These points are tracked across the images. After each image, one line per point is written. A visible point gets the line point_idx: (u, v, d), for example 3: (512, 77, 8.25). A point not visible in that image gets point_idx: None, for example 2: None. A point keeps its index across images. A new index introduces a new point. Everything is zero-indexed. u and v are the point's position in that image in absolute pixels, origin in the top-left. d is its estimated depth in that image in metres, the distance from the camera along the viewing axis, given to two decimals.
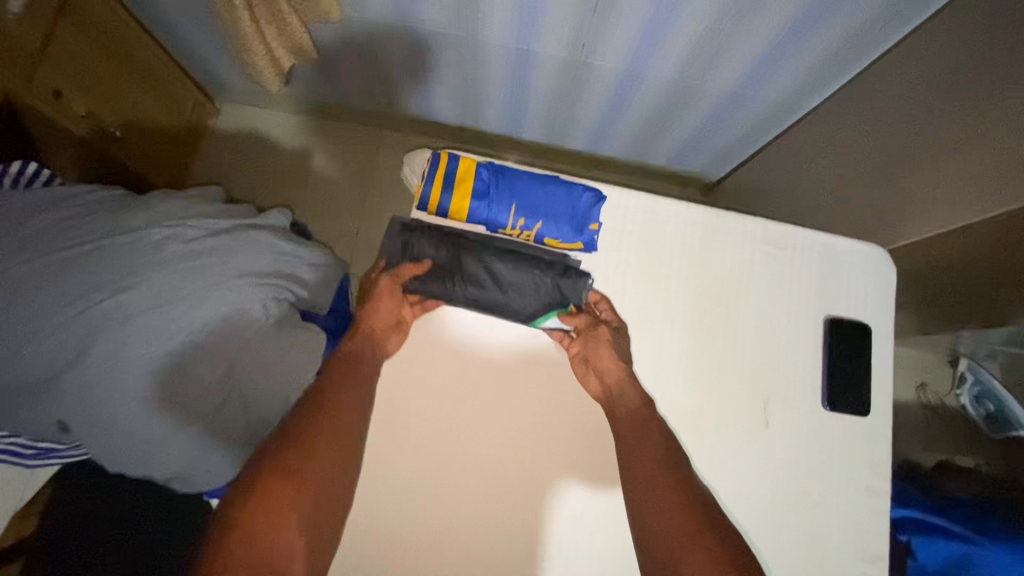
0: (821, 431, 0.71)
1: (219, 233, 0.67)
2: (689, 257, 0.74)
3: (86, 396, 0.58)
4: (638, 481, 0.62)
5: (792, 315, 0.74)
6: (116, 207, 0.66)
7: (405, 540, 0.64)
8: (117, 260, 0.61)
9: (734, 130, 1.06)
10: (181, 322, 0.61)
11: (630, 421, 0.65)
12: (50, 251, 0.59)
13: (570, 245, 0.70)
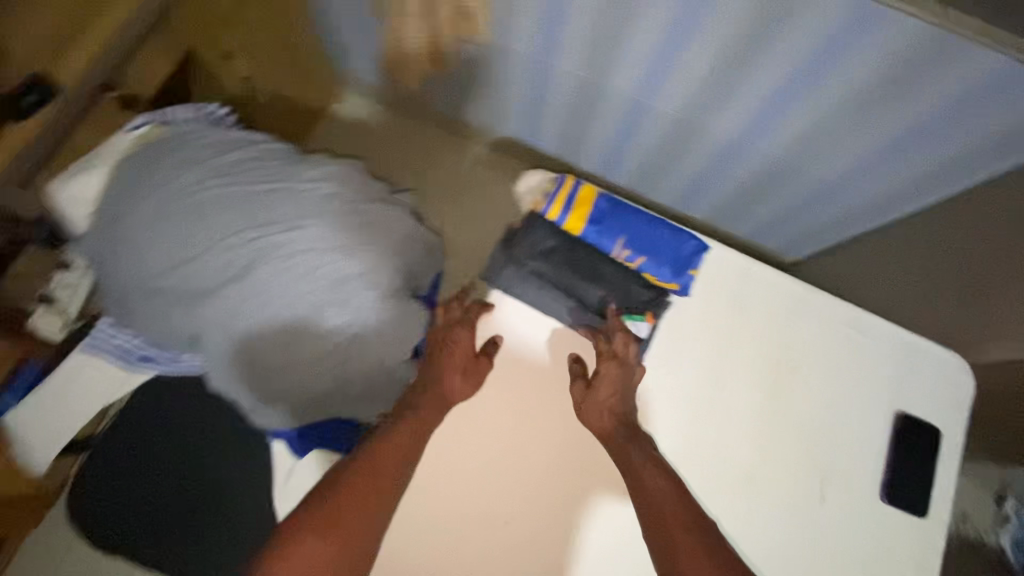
0: (874, 522, 0.71)
1: (372, 200, 0.74)
2: (773, 323, 0.76)
3: (233, 311, 0.65)
4: (650, 517, 0.65)
5: (864, 402, 0.75)
6: (285, 156, 0.74)
7: (444, 523, 0.65)
8: (288, 202, 0.69)
9: (821, 220, 1.10)
10: (327, 267, 0.68)
11: (640, 456, 0.67)
12: (238, 182, 0.68)
13: (665, 286, 0.73)
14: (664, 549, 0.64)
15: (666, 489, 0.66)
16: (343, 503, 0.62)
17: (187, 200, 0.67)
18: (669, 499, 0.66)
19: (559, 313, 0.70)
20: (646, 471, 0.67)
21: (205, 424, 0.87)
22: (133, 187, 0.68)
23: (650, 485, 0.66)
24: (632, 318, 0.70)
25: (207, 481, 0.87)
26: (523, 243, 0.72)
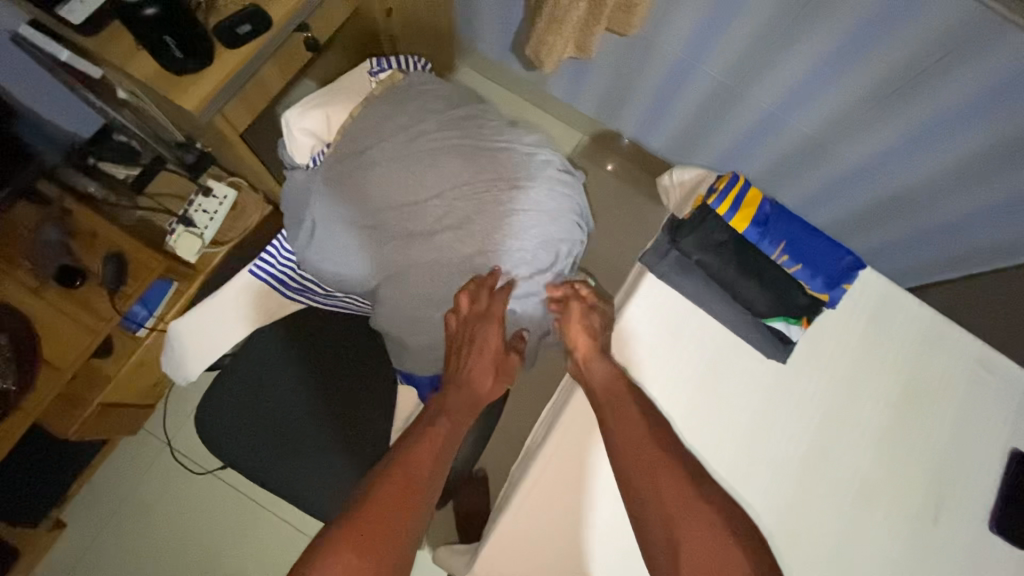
0: (980, 550, 0.74)
1: (563, 186, 0.84)
2: (906, 349, 0.79)
3: (447, 247, 0.78)
4: (635, 463, 0.66)
5: (983, 438, 0.77)
6: (481, 122, 0.83)
7: (578, 479, 0.72)
8: (510, 163, 0.81)
9: (934, 260, 1.13)
10: (533, 227, 0.80)
11: (620, 399, 0.70)
12: (471, 139, 0.80)
13: (818, 296, 0.75)
14: (647, 491, 0.64)
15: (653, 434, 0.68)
16: (380, 501, 0.61)
17: (407, 149, 0.79)
18: (649, 443, 0.67)
19: (713, 306, 0.75)
20: (635, 420, 0.69)
21: (324, 342, 0.91)
22: (361, 130, 0.81)
23: (632, 426, 0.68)
24: (786, 322, 0.73)
25: (333, 399, 0.89)
26: (692, 236, 0.75)
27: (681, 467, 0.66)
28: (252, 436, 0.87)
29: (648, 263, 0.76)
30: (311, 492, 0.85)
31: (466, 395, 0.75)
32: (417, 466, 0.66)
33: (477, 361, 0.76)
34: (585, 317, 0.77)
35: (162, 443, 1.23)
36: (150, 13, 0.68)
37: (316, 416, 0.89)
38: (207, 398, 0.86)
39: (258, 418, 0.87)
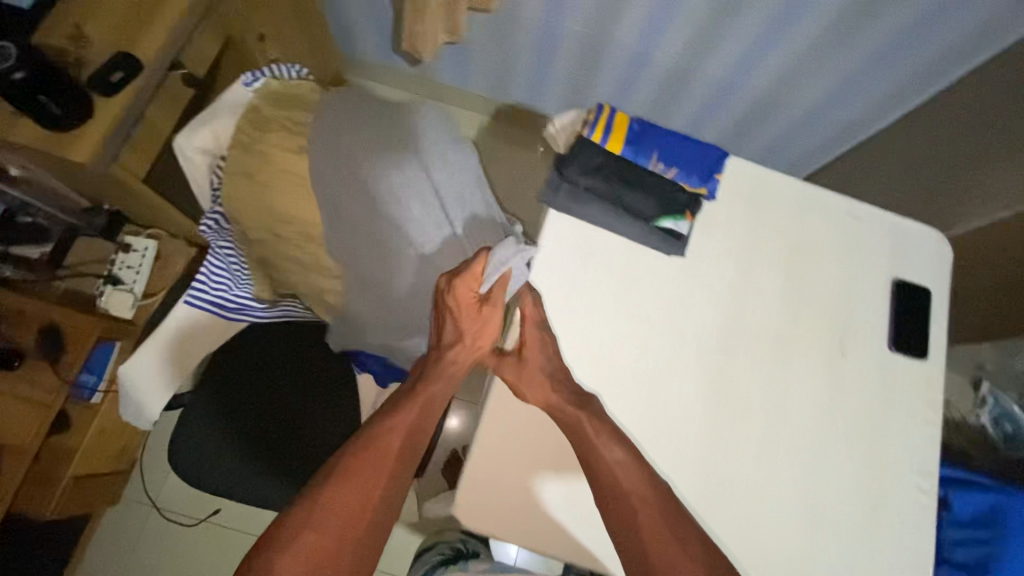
0: (890, 368, 0.84)
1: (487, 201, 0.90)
2: (786, 216, 0.89)
3: (360, 240, 0.87)
4: (615, 506, 0.70)
5: (866, 274, 0.88)
6: (359, 116, 0.90)
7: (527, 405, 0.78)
8: (371, 143, 0.88)
9: (818, 138, 1.27)
10: (422, 203, 0.86)
11: (601, 451, 0.72)
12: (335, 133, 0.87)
13: (697, 191, 0.85)
14: (629, 529, 0.68)
15: (624, 460, 0.72)
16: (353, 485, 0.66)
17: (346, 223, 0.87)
18: (636, 481, 0.71)
19: (612, 223, 0.83)
20: (617, 464, 0.71)
21: (280, 360, 0.96)
22: (282, 184, 0.86)
23: (612, 467, 0.71)
24: (676, 218, 0.82)
25: (298, 411, 0.94)
26: (576, 163, 0.81)
27: (659, 501, 0.70)
28: (225, 463, 0.91)
29: (546, 198, 0.83)
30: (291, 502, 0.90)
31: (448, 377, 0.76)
32: (381, 456, 0.69)
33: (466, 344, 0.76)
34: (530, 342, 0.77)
35: (148, 505, 1.24)
36: (19, 77, 0.70)
37: (285, 432, 0.93)
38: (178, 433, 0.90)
39: (229, 446, 0.91)
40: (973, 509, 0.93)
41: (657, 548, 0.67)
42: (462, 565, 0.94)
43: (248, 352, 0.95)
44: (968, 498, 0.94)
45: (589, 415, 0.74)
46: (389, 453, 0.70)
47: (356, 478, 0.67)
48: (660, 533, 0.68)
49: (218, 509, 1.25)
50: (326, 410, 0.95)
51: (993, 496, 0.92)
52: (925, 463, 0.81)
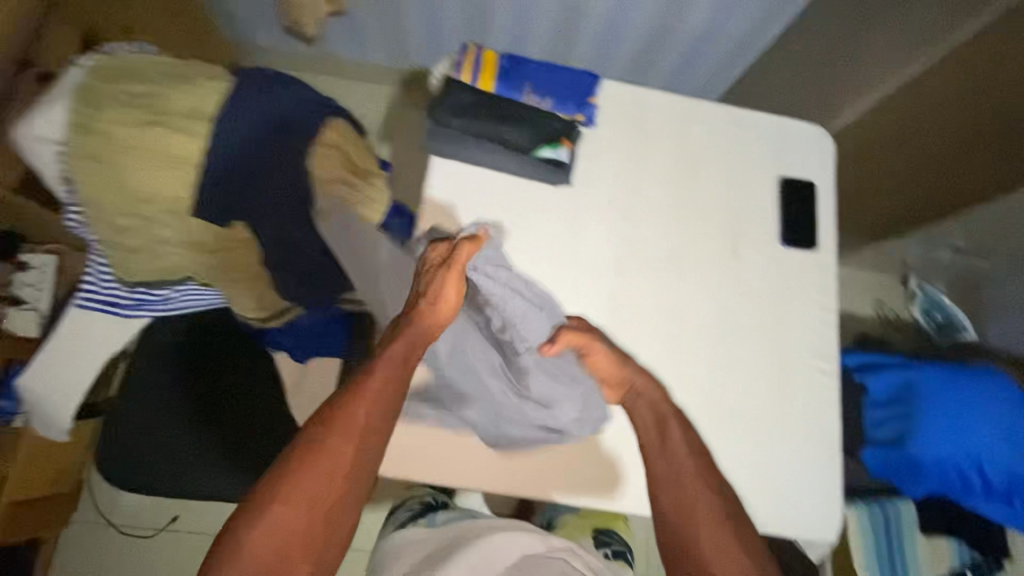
0: (784, 263, 0.87)
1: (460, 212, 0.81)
2: (671, 131, 0.90)
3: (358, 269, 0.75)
4: (675, 504, 0.66)
5: (754, 176, 0.90)
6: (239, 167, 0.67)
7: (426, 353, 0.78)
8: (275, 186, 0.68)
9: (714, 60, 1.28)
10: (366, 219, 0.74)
11: (679, 443, 0.70)
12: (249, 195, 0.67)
13: (573, 118, 0.86)
14: (681, 525, 0.64)
15: (692, 444, 0.70)
16: (325, 468, 0.58)
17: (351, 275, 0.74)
18: (695, 474, 0.67)
19: (493, 160, 0.83)
20: (684, 459, 0.69)
21: (226, 357, 0.93)
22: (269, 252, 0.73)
23: (681, 457, 0.69)
24: (552, 146, 0.82)
25: (224, 405, 0.92)
26: (445, 104, 0.80)
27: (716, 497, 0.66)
28: (154, 443, 0.91)
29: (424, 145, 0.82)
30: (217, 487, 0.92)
31: (420, 342, 0.67)
32: (359, 438, 0.60)
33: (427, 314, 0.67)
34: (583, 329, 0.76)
35: (104, 523, 1.23)
36: None
37: (214, 429, 0.92)
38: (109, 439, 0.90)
39: (160, 427, 0.92)
40: (887, 388, 0.97)
41: (717, 558, 0.62)
42: (429, 518, 0.88)
43: (160, 349, 0.92)
44: (880, 378, 0.98)
45: (675, 413, 0.73)
46: (370, 434, 0.61)
47: (330, 456, 0.59)
48: (713, 525, 0.64)
49: (176, 515, 1.25)
50: (252, 400, 0.93)
51: (903, 373, 0.96)
52: (825, 347, 0.84)
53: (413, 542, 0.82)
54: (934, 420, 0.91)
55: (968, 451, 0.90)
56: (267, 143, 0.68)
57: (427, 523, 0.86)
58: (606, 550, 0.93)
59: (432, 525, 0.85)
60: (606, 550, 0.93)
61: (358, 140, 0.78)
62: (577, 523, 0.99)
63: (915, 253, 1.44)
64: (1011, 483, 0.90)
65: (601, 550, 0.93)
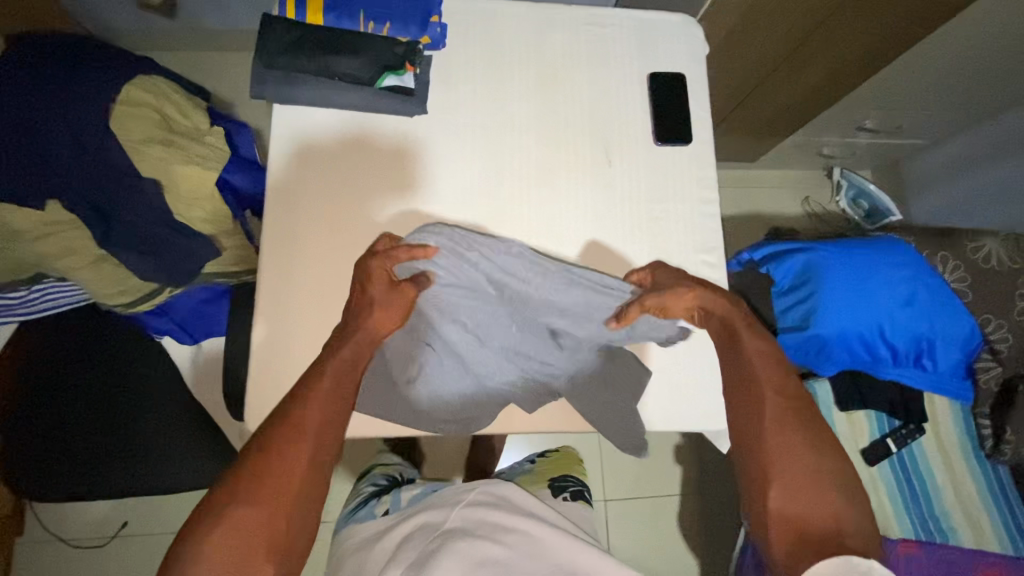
0: (658, 162, 0.84)
1: (318, 157, 0.79)
2: (527, 43, 0.86)
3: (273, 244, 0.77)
4: (746, 414, 0.62)
5: (620, 77, 0.86)
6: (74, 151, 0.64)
7: (293, 315, 0.76)
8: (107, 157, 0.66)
9: None
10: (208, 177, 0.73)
11: (754, 352, 0.65)
12: (94, 176, 0.65)
13: (417, 41, 0.80)
14: (752, 443, 0.60)
15: (762, 352, 0.65)
16: (282, 466, 0.55)
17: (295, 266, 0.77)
18: (767, 378, 0.63)
19: (337, 98, 0.78)
20: (758, 366, 0.64)
21: (125, 345, 0.91)
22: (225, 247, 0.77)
23: (751, 363, 0.64)
24: (393, 73, 0.76)
25: (116, 396, 0.89)
26: (269, 45, 0.75)
27: (792, 411, 0.61)
28: (40, 431, 0.87)
29: (256, 92, 0.77)
30: (106, 479, 0.88)
31: (365, 341, 0.64)
32: (324, 423, 0.58)
33: (379, 317, 0.65)
34: (662, 286, 0.71)
35: (54, 541, 1.21)
36: None
37: (110, 423, 0.89)
38: (6, 451, 0.87)
39: (48, 418, 0.87)
40: (789, 275, 0.96)
41: (782, 464, 0.58)
42: (392, 499, 0.88)
43: (36, 351, 0.89)
44: (783, 265, 0.96)
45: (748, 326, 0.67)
46: (331, 425, 0.59)
47: (292, 443, 0.56)
48: (773, 423, 0.60)
49: (125, 522, 1.23)
50: (145, 386, 0.91)
51: (801, 257, 0.95)
52: (709, 240, 0.83)
53: (379, 528, 0.81)
54: (834, 298, 0.90)
55: (870, 322, 0.90)
56: (63, 111, 0.63)
57: (390, 504, 0.86)
58: (564, 494, 0.90)
59: (396, 507, 0.85)
60: (564, 493, 0.90)
61: (163, 91, 0.71)
62: (534, 477, 0.96)
63: (833, 141, 1.42)
64: (915, 345, 0.91)
65: (561, 496, 0.90)
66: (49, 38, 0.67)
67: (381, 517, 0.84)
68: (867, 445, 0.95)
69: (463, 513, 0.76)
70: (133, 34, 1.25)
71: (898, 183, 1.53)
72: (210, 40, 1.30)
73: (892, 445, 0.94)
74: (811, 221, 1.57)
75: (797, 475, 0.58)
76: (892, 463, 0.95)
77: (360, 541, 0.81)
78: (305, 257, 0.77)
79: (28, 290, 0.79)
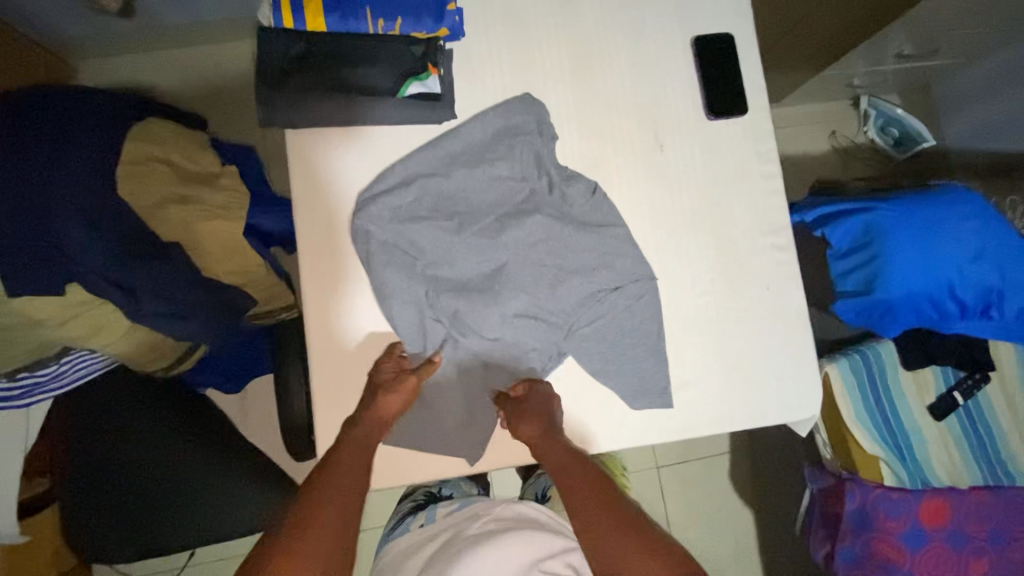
0: (712, 140, 0.77)
1: (348, 184, 0.72)
2: (554, 19, 0.76)
3: (317, 288, 0.71)
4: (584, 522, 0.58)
5: (660, 47, 0.77)
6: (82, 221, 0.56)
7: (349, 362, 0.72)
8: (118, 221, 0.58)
9: None
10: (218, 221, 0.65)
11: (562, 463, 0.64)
12: (111, 246, 0.57)
13: (435, 36, 0.69)
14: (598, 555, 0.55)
15: (574, 466, 0.63)
16: (318, 525, 0.55)
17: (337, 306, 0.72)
18: (579, 478, 0.62)
19: (354, 113, 0.70)
20: (571, 477, 0.62)
21: (152, 405, 0.86)
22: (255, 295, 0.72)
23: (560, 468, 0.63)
24: (418, 80, 0.68)
25: (164, 458, 0.85)
26: (275, 66, 0.66)
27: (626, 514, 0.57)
28: (97, 503, 0.84)
29: (267, 120, 0.68)
30: (186, 530, 0.85)
31: (377, 428, 0.67)
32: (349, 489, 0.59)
33: (380, 406, 0.67)
34: (524, 404, 0.68)
35: None
36: None
37: (163, 485, 0.85)
38: (66, 526, 0.85)
39: (112, 502, 0.84)
40: (848, 237, 0.91)
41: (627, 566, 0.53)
42: (428, 514, 0.85)
43: (77, 421, 0.85)
44: (840, 227, 0.91)
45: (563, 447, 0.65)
46: (357, 483, 0.61)
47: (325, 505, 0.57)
48: (602, 519, 0.57)
49: (193, 551, 1.18)
50: (190, 442, 0.86)
51: (861, 218, 0.89)
52: (775, 220, 0.77)
53: (417, 541, 0.79)
54: (896, 258, 0.86)
55: (938, 279, 0.86)
56: (68, 183, 0.55)
57: (424, 519, 0.83)
58: None
59: (432, 521, 0.82)
60: None
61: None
62: None
63: (861, 71, 1.32)
64: (984, 296, 0.87)
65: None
66: (30, 96, 0.59)
67: (416, 530, 0.81)
68: (934, 401, 0.94)
69: (487, 525, 0.74)
70: (96, 47, 1.12)
71: (929, 106, 1.45)
72: (182, 41, 1.16)
73: (959, 398, 0.94)
74: (838, 157, 1.49)
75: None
76: (959, 415, 0.94)
77: (399, 554, 0.78)
78: (354, 298, 0.72)
79: (55, 365, 0.73)
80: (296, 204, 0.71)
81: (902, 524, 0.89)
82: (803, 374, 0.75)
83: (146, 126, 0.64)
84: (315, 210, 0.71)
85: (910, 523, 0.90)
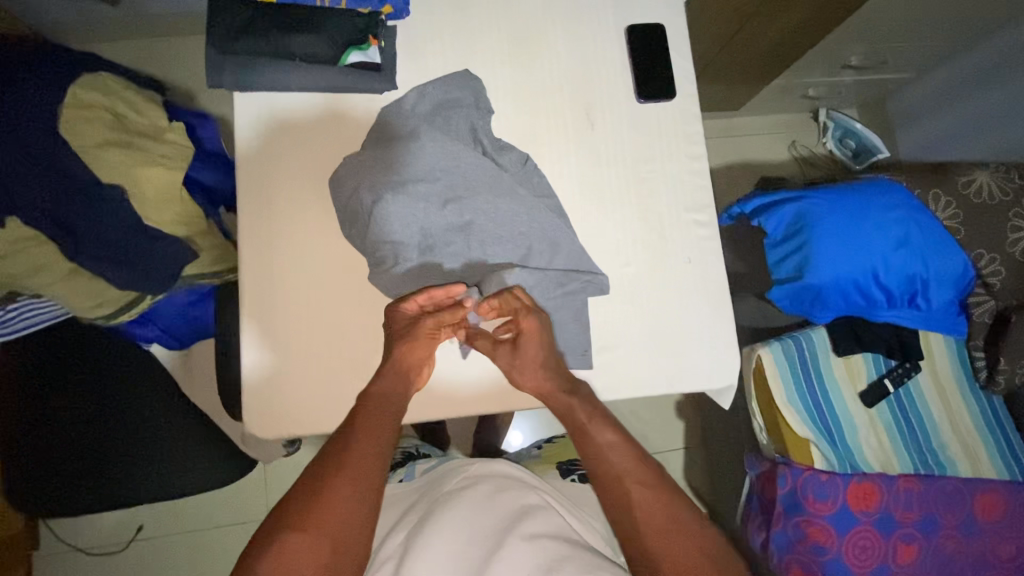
0: (641, 121, 0.81)
1: (289, 146, 0.76)
2: (496, 6, 0.81)
3: (256, 242, 0.75)
4: (617, 493, 0.60)
5: (596, 35, 0.82)
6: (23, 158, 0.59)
7: (281, 314, 0.75)
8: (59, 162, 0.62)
9: None
10: (160, 172, 0.69)
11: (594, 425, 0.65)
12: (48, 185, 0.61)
13: (378, 12, 0.75)
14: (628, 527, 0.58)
15: (610, 438, 0.64)
16: (331, 506, 0.55)
17: (273, 260, 0.75)
18: (615, 449, 0.63)
19: (296, 79, 0.74)
20: (608, 450, 0.63)
21: (98, 360, 0.88)
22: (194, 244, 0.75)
23: (599, 441, 0.64)
24: (357, 50, 0.73)
25: (108, 412, 0.87)
26: (223, 31, 0.71)
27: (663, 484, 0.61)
28: (37, 455, 0.85)
29: (215, 81, 0.72)
30: (126, 485, 0.87)
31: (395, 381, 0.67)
32: (367, 464, 0.58)
33: (399, 354, 0.68)
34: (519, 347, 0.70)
35: (71, 551, 1.17)
36: None
37: (104, 439, 0.87)
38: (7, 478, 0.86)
39: (55, 468, 0.85)
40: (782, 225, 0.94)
41: (657, 540, 0.57)
42: (408, 471, 0.89)
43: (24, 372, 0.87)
44: (775, 215, 0.94)
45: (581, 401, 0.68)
46: (378, 452, 0.59)
47: (340, 482, 0.56)
48: (633, 491, 0.60)
49: (141, 524, 1.18)
50: (134, 398, 0.88)
51: (793, 206, 0.93)
52: (700, 198, 0.81)
53: (397, 494, 0.84)
54: (831, 247, 0.88)
55: (865, 266, 0.89)
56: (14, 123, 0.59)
57: (405, 475, 0.88)
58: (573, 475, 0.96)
59: (412, 477, 0.87)
60: (573, 475, 0.96)
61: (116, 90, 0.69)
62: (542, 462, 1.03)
63: (817, 83, 1.38)
64: (909, 286, 0.91)
65: (568, 477, 0.96)
66: None
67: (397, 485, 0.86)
68: (865, 387, 0.97)
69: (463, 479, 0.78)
70: (77, 28, 1.17)
71: (884, 120, 1.50)
72: (162, 27, 1.22)
73: (890, 385, 0.96)
74: (798, 166, 1.55)
75: (677, 556, 0.56)
76: (891, 402, 0.97)
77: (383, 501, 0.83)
78: (292, 254, 0.75)
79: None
80: (239, 162, 0.76)
81: (831, 506, 0.90)
82: (723, 344, 0.78)
83: (102, 81, 0.69)
84: (257, 167, 0.75)
85: (838, 505, 0.90)
